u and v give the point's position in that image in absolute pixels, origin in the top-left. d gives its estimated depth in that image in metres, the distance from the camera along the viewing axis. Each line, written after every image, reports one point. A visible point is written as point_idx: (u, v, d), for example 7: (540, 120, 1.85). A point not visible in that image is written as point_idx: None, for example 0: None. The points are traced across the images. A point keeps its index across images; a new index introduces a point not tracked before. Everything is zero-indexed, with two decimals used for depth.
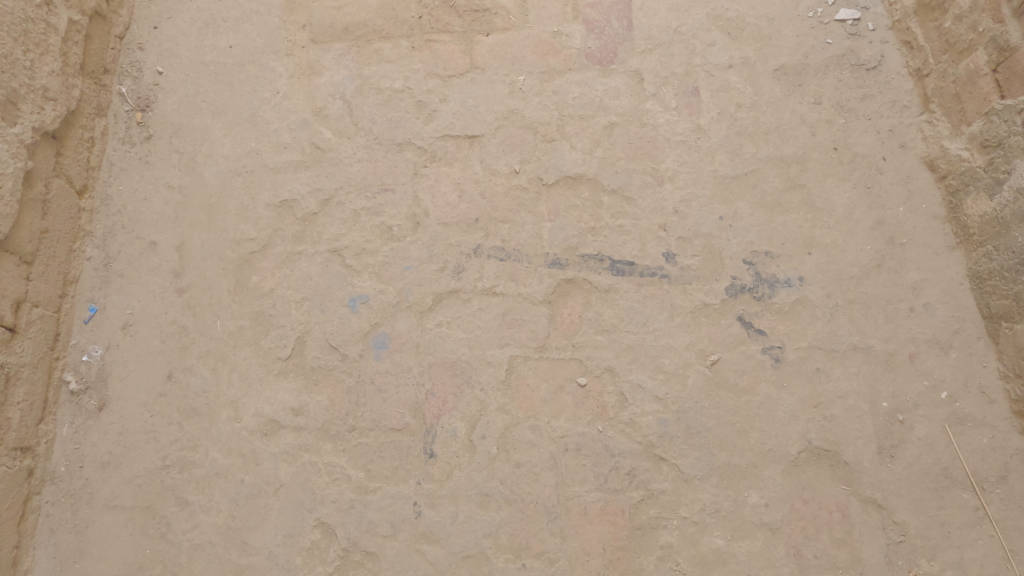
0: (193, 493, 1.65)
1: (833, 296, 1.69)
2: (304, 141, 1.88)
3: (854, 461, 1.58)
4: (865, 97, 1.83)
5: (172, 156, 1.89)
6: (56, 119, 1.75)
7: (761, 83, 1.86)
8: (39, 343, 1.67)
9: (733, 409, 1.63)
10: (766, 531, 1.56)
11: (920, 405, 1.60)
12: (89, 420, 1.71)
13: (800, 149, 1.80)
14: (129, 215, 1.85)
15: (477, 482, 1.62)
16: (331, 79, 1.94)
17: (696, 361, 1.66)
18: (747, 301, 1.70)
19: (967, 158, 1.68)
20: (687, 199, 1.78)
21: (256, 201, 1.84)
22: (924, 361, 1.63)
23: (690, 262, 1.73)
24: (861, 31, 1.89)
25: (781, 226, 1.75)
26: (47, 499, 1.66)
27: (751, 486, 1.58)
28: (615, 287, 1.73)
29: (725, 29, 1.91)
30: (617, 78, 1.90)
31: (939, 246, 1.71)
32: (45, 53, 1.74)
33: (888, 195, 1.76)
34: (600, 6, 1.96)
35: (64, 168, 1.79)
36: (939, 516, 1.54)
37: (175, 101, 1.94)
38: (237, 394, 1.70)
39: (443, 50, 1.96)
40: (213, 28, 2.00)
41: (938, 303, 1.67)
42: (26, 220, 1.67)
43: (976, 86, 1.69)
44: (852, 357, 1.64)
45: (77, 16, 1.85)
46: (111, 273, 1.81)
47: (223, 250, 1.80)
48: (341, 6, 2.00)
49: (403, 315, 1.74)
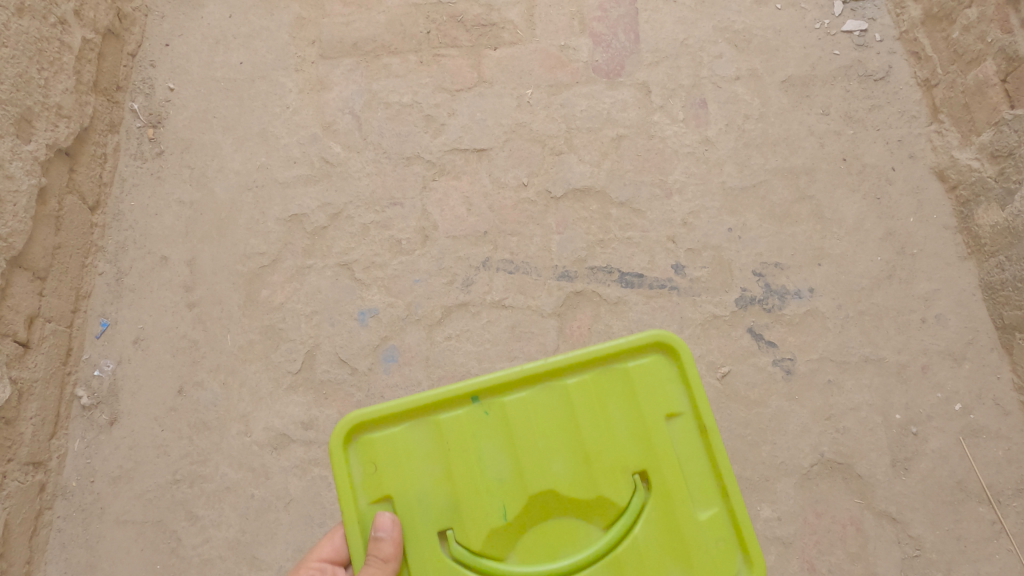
0: (203, 507, 1.64)
1: (844, 307, 1.68)
2: (314, 156, 1.90)
3: (867, 474, 1.56)
4: (873, 107, 1.84)
5: (183, 171, 1.91)
6: (69, 136, 1.77)
7: (768, 94, 1.87)
8: (51, 357, 1.69)
9: (745, 422, 1.62)
10: (779, 545, 1.54)
11: (934, 417, 1.59)
12: (100, 434, 1.71)
13: (808, 159, 1.80)
14: (141, 230, 1.86)
15: None
16: (339, 94, 1.96)
17: (706, 373, 1.66)
18: (757, 313, 1.69)
19: (978, 168, 1.68)
20: (696, 210, 1.78)
21: (265, 215, 1.85)
22: (936, 373, 1.62)
23: (699, 274, 1.73)
24: (868, 42, 1.90)
25: (790, 237, 1.74)
26: (58, 513, 1.66)
27: (764, 499, 1.57)
28: (625, 299, 1.73)
29: (732, 42, 1.93)
30: (623, 90, 1.91)
31: (950, 257, 1.70)
32: (59, 72, 1.76)
33: (898, 205, 1.75)
34: (607, 20, 1.98)
35: (77, 184, 1.81)
36: (955, 530, 1.52)
37: (187, 117, 1.96)
38: (247, 408, 1.71)
39: (451, 65, 1.97)
40: (223, 44, 2.03)
41: (950, 314, 1.66)
42: (40, 236, 1.69)
43: (985, 96, 1.69)
44: (864, 368, 1.63)
45: (91, 34, 1.88)
46: (122, 288, 1.82)
47: (234, 264, 1.82)
48: (351, 22, 2.03)
49: (412, 328, 1.74)
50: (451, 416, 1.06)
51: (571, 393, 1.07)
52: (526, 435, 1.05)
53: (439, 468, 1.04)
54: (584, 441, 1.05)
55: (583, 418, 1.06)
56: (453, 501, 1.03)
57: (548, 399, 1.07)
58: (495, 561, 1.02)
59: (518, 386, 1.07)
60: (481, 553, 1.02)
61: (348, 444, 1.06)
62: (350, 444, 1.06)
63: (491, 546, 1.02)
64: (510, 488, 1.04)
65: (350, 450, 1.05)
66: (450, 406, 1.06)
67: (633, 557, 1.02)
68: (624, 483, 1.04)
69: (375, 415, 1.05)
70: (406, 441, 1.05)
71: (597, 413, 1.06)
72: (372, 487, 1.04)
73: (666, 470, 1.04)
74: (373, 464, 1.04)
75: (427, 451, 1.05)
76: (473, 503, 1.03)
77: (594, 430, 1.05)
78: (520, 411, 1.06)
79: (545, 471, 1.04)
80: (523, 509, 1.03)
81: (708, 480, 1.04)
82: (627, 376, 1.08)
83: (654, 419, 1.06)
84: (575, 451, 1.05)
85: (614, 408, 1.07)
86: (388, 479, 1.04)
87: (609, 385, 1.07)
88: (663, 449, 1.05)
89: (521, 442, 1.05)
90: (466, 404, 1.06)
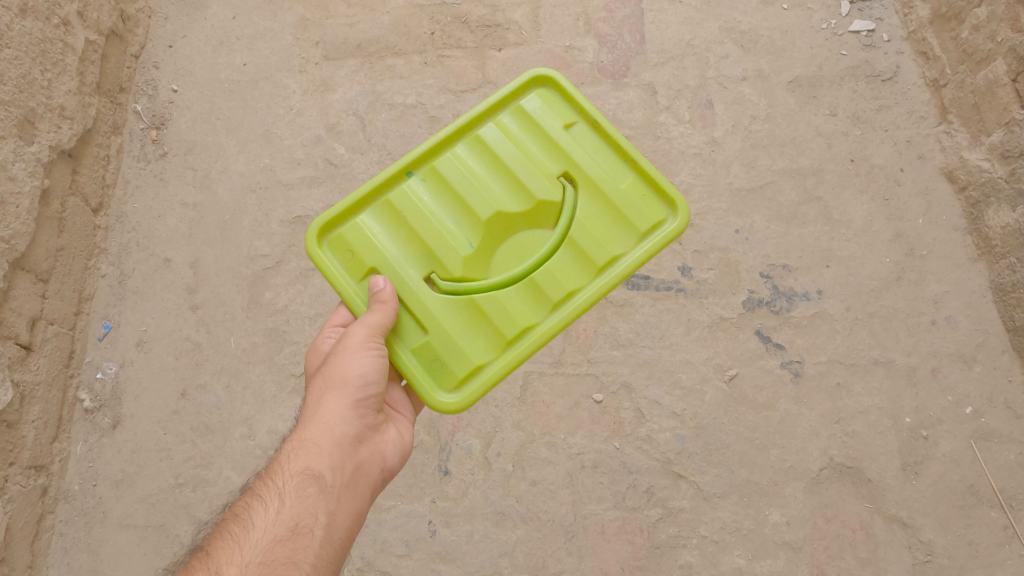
0: (207, 511, 1.62)
1: (853, 309, 1.66)
2: (318, 157, 1.89)
3: (877, 479, 1.54)
4: (881, 108, 1.83)
5: (187, 173, 1.90)
6: (72, 137, 1.76)
7: (775, 95, 1.86)
8: (54, 360, 1.68)
9: (753, 425, 1.60)
10: (788, 549, 1.52)
11: (945, 420, 1.57)
12: (103, 437, 1.69)
13: (816, 160, 1.79)
14: (144, 232, 1.85)
15: (492, 499, 1.58)
16: (343, 95, 1.95)
17: (714, 376, 1.64)
18: (765, 315, 1.68)
19: (988, 169, 1.66)
20: (702, 211, 1.77)
21: (269, 217, 1.84)
22: (947, 376, 1.60)
23: (706, 276, 1.72)
24: (876, 42, 1.89)
25: (798, 239, 1.73)
26: (60, 518, 1.64)
27: (773, 504, 1.54)
28: (631, 301, 1.71)
29: (738, 42, 1.92)
30: (629, 91, 1.89)
31: (960, 258, 1.68)
32: (62, 73, 1.75)
33: (907, 206, 1.74)
34: (613, 21, 1.98)
35: (80, 186, 1.80)
36: (966, 535, 1.49)
37: (190, 119, 1.95)
38: (250, 411, 1.69)
39: (455, 66, 1.96)
40: (227, 45, 2.02)
41: (960, 316, 1.64)
42: (43, 238, 1.68)
43: (995, 96, 1.67)
44: (873, 371, 1.61)
45: (94, 35, 1.87)
46: (125, 290, 1.81)
47: (237, 266, 1.80)
48: (354, 23, 2.02)
49: None
50: (398, 193, 1.25)
51: (484, 146, 1.26)
52: (461, 182, 1.24)
53: (402, 231, 1.23)
54: (512, 174, 1.24)
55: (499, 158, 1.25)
56: (420, 244, 1.22)
57: (468, 156, 1.26)
58: (477, 280, 1.21)
59: (440, 155, 1.27)
60: (464, 277, 1.20)
61: (323, 244, 1.25)
62: (323, 244, 1.25)
63: (470, 270, 1.21)
64: (464, 224, 1.23)
65: (326, 249, 1.24)
66: (395, 188, 1.26)
67: (584, 237, 1.21)
68: (547, 192, 1.22)
69: (339, 212, 1.24)
70: (368, 224, 1.24)
71: (510, 154, 1.25)
72: (355, 268, 1.22)
73: (582, 169, 1.23)
74: (348, 248, 1.23)
75: (386, 223, 1.24)
76: (440, 244, 1.21)
77: (510, 161, 1.24)
78: (448, 166, 1.25)
79: (487, 201, 1.23)
80: (483, 235, 1.22)
81: (615, 160, 1.26)
82: (523, 114, 1.28)
83: (557, 133, 1.26)
84: (507, 185, 1.24)
85: (525, 138, 1.26)
86: (371, 253, 1.22)
87: (508, 131, 1.27)
88: (573, 150, 1.25)
89: (462, 193, 1.24)
90: (405, 182, 1.26)
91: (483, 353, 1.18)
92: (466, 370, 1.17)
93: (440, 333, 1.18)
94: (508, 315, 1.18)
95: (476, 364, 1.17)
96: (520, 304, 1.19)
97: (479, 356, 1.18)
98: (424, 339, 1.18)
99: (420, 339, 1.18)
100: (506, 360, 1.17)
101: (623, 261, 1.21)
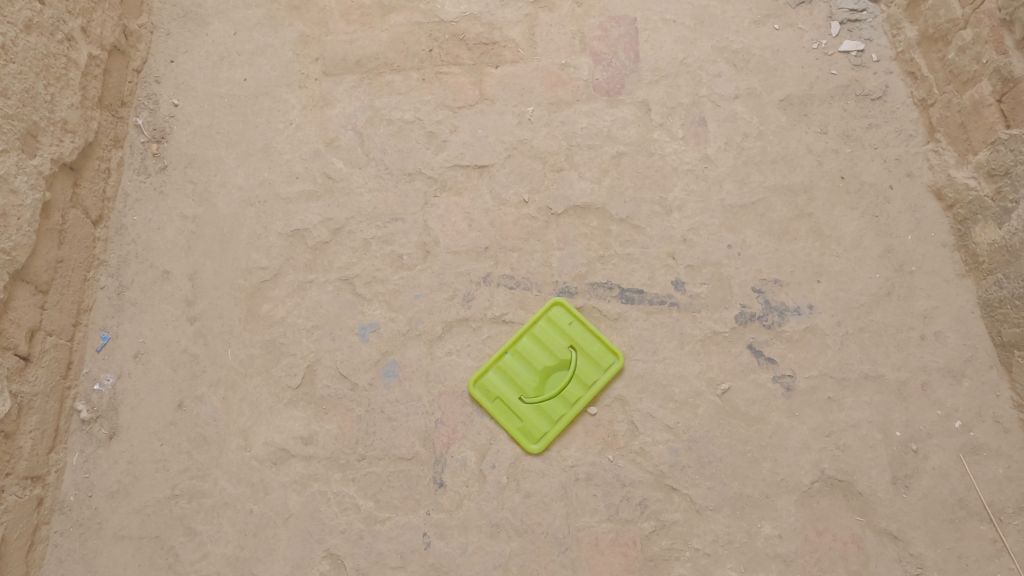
0: (202, 522, 1.62)
1: (844, 324, 1.69)
2: (316, 171, 1.91)
3: (868, 492, 1.56)
4: (871, 126, 1.87)
5: (186, 186, 1.92)
6: (74, 150, 1.78)
7: (767, 113, 1.90)
8: (52, 371, 1.69)
9: (745, 438, 1.62)
10: (780, 563, 1.53)
11: (934, 434, 1.59)
12: (99, 448, 1.70)
13: (807, 177, 1.82)
14: (144, 244, 1.87)
15: (487, 512, 1.59)
16: (342, 111, 1.98)
17: (706, 390, 1.66)
18: (757, 329, 1.70)
19: (975, 187, 1.69)
20: (695, 227, 1.80)
21: (268, 230, 1.86)
22: (935, 391, 1.62)
23: (699, 290, 1.74)
24: (866, 62, 1.94)
25: (790, 254, 1.76)
26: (56, 529, 1.64)
27: (765, 517, 1.56)
28: (625, 315, 1.73)
29: (731, 61, 1.96)
30: (624, 108, 1.93)
31: (948, 274, 1.72)
32: (65, 87, 1.77)
33: (896, 222, 1.77)
34: (608, 39, 2.01)
35: (81, 199, 1.82)
36: (956, 548, 1.51)
37: (191, 133, 1.98)
38: (247, 422, 1.70)
39: (453, 83, 1.99)
40: (228, 61, 2.05)
41: (949, 331, 1.67)
42: (44, 250, 1.69)
43: (981, 115, 1.70)
44: (863, 386, 1.63)
45: (97, 50, 1.90)
46: (123, 302, 1.82)
47: (235, 278, 1.82)
48: (354, 39, 2.06)
49: (412, 343, 1.74)
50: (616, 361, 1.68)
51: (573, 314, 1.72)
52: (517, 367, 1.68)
53: (565, 414, 1.64)
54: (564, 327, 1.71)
55: (545, 352, 1.69)
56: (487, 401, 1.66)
57: (584, 323, 1.71)
58: (552, 391, 1.66)
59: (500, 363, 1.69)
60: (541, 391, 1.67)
61: (472, 388, 1.68)
62: (474, 388, 1.68)
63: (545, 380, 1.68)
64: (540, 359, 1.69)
65: (475, 392, 1.67)
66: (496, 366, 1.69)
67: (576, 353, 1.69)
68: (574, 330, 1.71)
69: (476, 383, 1.68)
70: (487, 386, 1.67)
71: (539, 342, 1.70)
72: (488, 398, 1.67)
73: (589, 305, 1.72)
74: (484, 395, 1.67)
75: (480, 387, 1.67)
76: (527, 371, 1.68)
77: (525, 340, 1.71)
78: (572, 370, 1.67)
79: (551, 338, 1.70)
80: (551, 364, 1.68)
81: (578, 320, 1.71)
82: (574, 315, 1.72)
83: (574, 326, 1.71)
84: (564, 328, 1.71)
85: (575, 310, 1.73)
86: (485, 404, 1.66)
87: (561, 317, 1.71)
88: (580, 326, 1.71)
89: (540, 341, 1.70)
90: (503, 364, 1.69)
91: (538, 410, 1.65)
92: (514, 421, 1.65)
93: (523, 425, 1.64)
94: (509, 397, 1.66)
95: (536, 419, 1.65)
96: (553, 403, 1.65)
97: (536, 427, 1.64)
98: (553, 424, 1.64)
99: (525, 432, 1.64)
100: (535, 425, 1.64)
101: (588, 370, 1.67)
